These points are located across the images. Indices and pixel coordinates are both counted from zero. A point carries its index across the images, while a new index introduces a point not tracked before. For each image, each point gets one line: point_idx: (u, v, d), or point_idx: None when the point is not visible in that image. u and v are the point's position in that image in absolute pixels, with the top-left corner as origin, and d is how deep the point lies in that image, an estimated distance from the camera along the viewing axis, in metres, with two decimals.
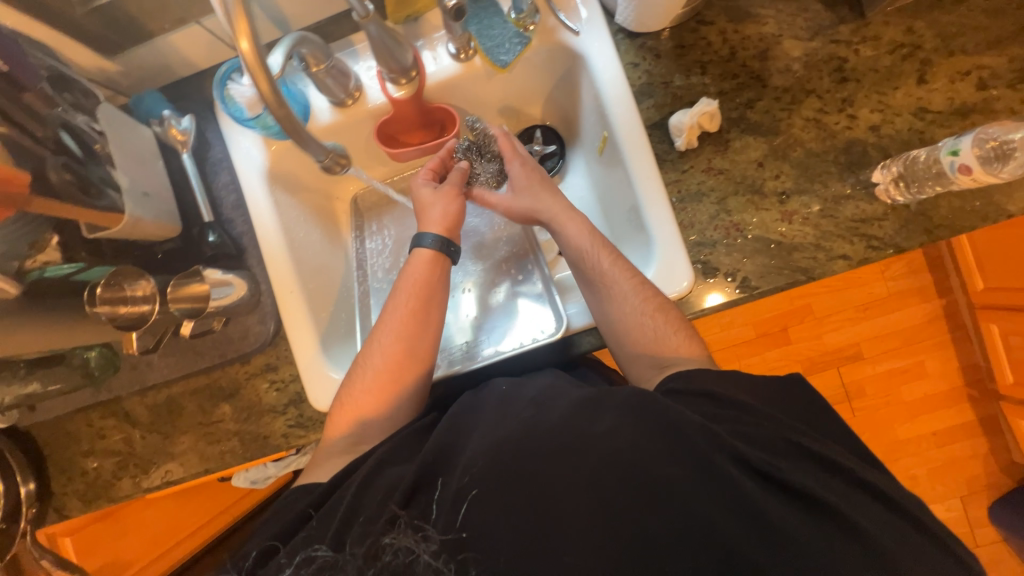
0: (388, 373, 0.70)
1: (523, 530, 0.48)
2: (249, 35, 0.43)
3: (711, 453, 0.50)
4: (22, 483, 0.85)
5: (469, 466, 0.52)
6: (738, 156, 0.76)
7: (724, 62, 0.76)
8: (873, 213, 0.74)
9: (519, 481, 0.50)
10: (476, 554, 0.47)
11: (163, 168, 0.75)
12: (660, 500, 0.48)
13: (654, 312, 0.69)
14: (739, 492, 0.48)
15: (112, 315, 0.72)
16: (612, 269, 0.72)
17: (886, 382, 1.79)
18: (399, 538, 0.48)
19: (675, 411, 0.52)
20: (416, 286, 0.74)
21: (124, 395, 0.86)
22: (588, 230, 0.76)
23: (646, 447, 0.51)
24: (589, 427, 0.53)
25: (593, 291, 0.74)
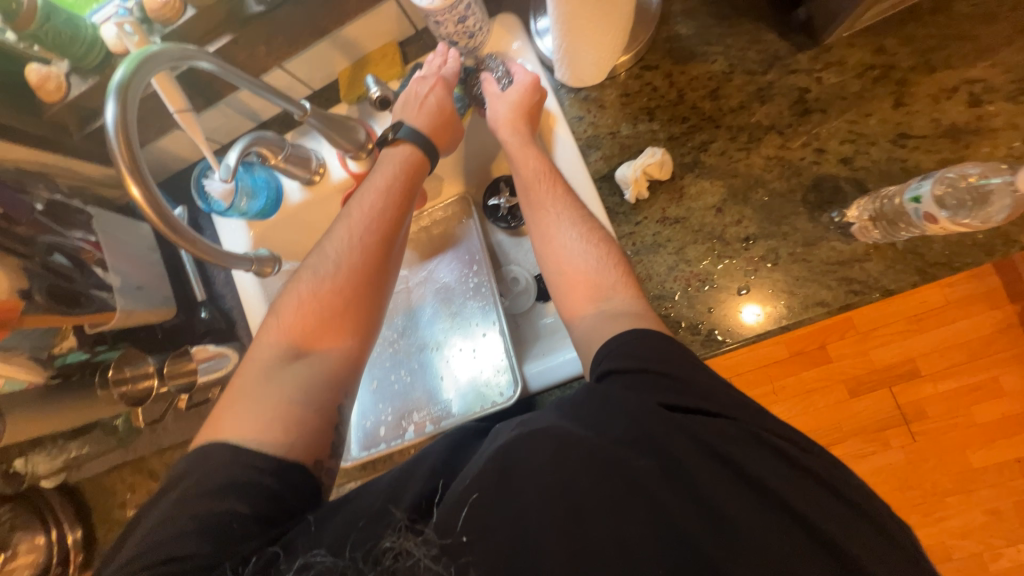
0: (323, 315, 0.65)
1: (527, 532, 0.42)
2: (137, 185, 0.46)
3: (684, 441, 0.45)
4: (71, 532, 0.97)
5: (463, 487, 0.46)
6: (694, 203, 0.72)
7: (672, 106, 0.73)
8: (852, 254, 0.66)
9: (512, 489, 0.44)
10: (479, 559, 0.42)
11: (159, 259, 0.85)
12: (645, 488, 0.43)
13: (596, 245, 0.64)
14: (722, 481, 0.44)
15: (122, 393, 0.82)
16: (556, 195, 0.67)
17: (953, 402, 1.31)
18: (400, 541, 0.43)
19: (643, 403, 0.48)
20: (378, 219, 0.70)
21: (146, 455, 0.97)
22: (545, 169, 0.70)
23: (636, 446, 0.45)
24: (569, 427, 0.48)
25: (533, 215, 0.68)
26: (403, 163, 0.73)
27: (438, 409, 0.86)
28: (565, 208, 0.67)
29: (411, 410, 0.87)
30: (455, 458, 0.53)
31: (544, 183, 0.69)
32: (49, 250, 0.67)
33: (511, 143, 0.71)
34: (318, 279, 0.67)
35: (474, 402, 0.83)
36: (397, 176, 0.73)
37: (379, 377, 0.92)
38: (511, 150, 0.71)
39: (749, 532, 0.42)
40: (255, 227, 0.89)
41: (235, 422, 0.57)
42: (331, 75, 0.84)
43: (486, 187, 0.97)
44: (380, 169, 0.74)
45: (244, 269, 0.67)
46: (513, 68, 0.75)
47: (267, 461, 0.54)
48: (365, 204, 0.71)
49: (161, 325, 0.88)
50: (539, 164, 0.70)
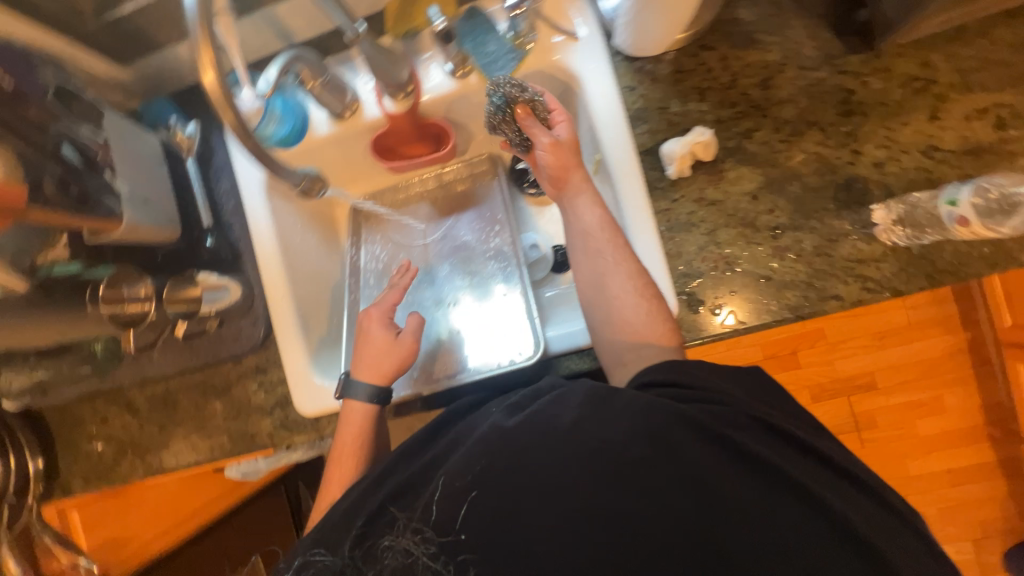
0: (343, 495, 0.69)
1: (514, 516, 0.48)
2: (212, 67, 0.47)
3: (676, 428, 0.49)
4: (31, 460, 0.91)
5: (450, 475, 0.52)
6: (732, 187, 0.74)
7: (723, 89, 0.74)
8: (871, 254, 0.70)
9: (506, 472, 0.49)
10: (477, 555, 0.48)
11: (166, 174, 0.79)
12: (629, 472, 0.47)
13: (649, 300, 0.67)
14: (710, 455, 0.48)
15: (112, 312, 0.77)
16: (617, 248, 0.69)
17: (894, 415, 1.66)
18: (398, 541, 0.52)
19: (633, 396, 0.51)
20: (359, 421, 0.74)
21: (125, 386, 0.91)
22: (602, 213, 0.70)
23: (616, 426, 0.49)
24: (583, 416, 0.50)
25: (591, 264, 0.69)
26: (383, 346, 0.76)
27: (447, 365, 0.85)
28: (625, 261, 0.68)
29: (419, 363, 0.86)
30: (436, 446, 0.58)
31: (605, 231, 0.70)
32: (57, 139, 0.62)
33: (580, 189, 0.72)
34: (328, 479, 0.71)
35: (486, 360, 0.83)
36: (357, 423, 0.73)
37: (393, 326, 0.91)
38: (578, 196, 0.72)
39: (739, 498, 0.46)
40: (274, 155, 0.85)
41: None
42: (378, 4, 0.80)
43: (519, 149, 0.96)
44: (342, 425, 0.74)
45: (294, 185, 0.67)
46: (554, 113, 0.74)
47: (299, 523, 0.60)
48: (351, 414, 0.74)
49: (161, 248, 0.82)
50: (604, 214, 0.70)
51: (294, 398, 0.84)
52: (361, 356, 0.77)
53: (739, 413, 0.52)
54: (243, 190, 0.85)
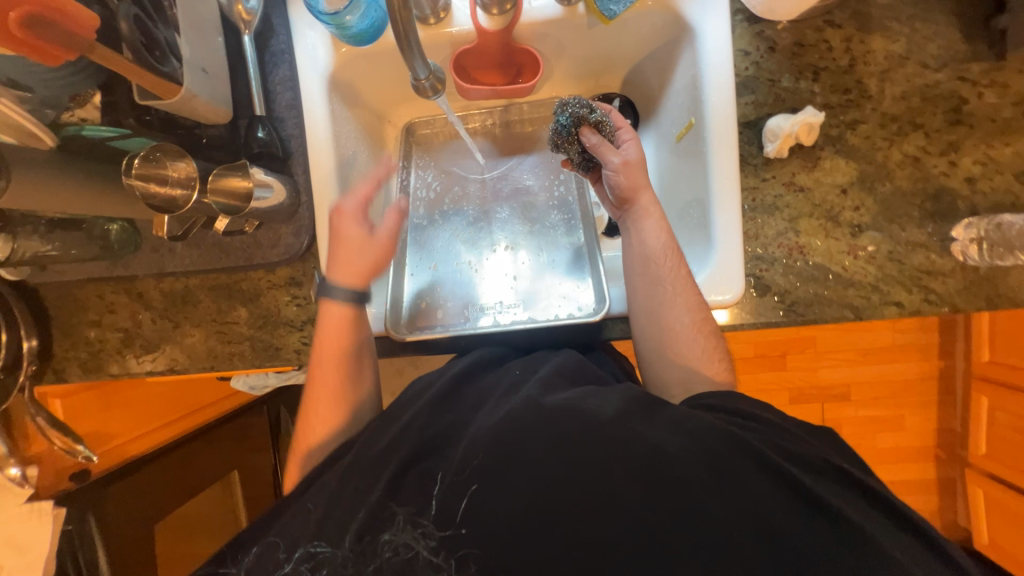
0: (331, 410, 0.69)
1: (526, 497, 0.50)
2: None
3: (714, 441, 0.51)
4: (25, 339, 0.83)
5: (472, 438, 0.54)
6: (824, 177, 0.72)
7: (839, 73, 0.71)
8: (940, 267, 0.71)
9: (524, 436, 0.52)
10: (478, 551, 0.49)
11: (221, 46, 0.69)
12: (661, 475, 0.49)
13: (705, 337, 0.67)
14: (737, 463, 0.50)
15: (145, 192, 0.67)
16: (678, 277, 0.69)
17: (863, 428, 1.70)
18: (399, 536, 0.51)
19: (679, 411, 0.54)
20: (335, 326, 0.70)
21: (140, 276, 0.84)
22: (668, 237, 0.70)
23: (660, 432, 0.52)
24: (637, 428, 0.52)
25: (649, 291, 0.69)
26: (347, 277, 0.71)
27: (493, 307, 0.82)
28: (684, 293, 0.68)
29: (464, 302, 0.83)
30: (437, 427, 0.57)
31: (669, 258, 0.69)
32: None
33: (649, 212, 0.71)
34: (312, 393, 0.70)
35: (535, 308, 0.81)
36: (334, 333, 0.70)
37: (439, 260, 0.86)
38: (644, 218, 0.71)
39: (766, 508, 0.48)
40: (345, 49, 0.76)
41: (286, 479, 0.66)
42: None
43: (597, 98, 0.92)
44: (319, 330, 0.70)
45: (419, 78, 0.61)
46: (620, 132, 0.74)
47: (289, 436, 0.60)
48: (333, 333, 0.70)
49: (205, 130, 0.74)
50: (669, 239, 0.69)
51: None
52: (337, 255, 0.71)
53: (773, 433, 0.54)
54: (303, 82, 0.76)
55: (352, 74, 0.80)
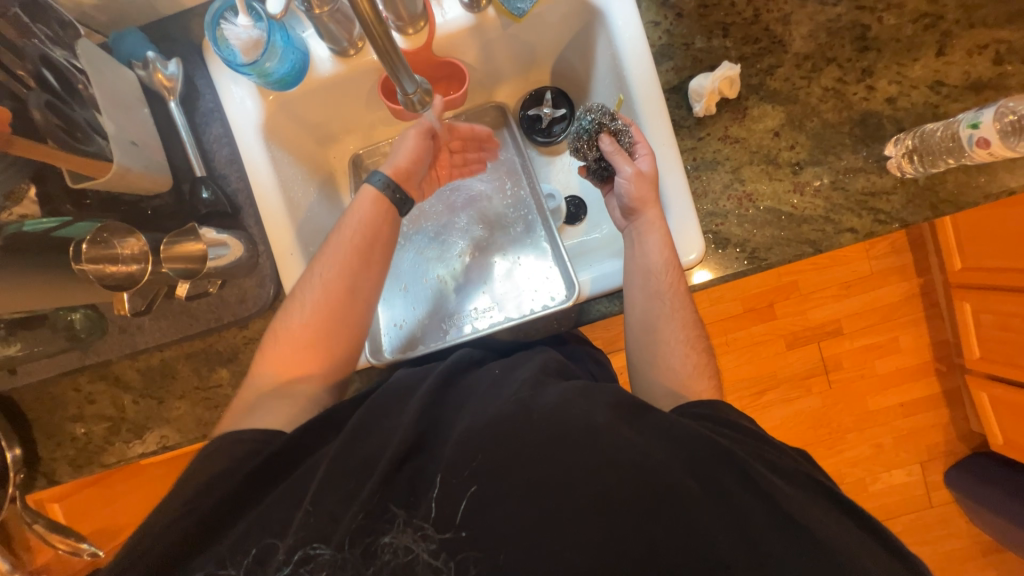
0: (313, 337, 0.67)
1: (522, 490, 0.48)
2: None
3: (697, 445, 0.51)
4: (7, 447, 0.82)
5: (463, 439, 0.52)
6: (756, 125, 0.75)
7: (747, 25, 0.74)
8: (882, 186, 0.74)
9: (520, 435, 0.51)
10: (479, 554, 0.47)
11: (148, 115, 0.70)
12: (650, 471, 0.49)
13: (697, 354, 0.68)
14: (714, 461, 0.50)
15: (98, 274, 0.67)
16: (675, 292, 0.70)
17: (862, 356, 1.73)
18: (399, 537, 0.48)
19: (665, 416, 0.54)
20: (362, 227, 0.71)
21: (113, 359, 0.82)
22: (670, 253, 0.70)
23: (652, 437, 0.52)
24: (635, 434, 0.51)
25: (648, 303, 0.69)
26: (373, 206, 0.72)
27: (470, 315, 0.83)
28: (680, 305, 0.70)
29: (443, 316, 0.84)
30: (427, 423, 0.55)
31: (671, 274, 0.70)
32: (35, 61, 0.57)
33: (654, 225, 0.70)
34: (296, 311, 0.68)
35: (510, 308, 0.82)
36: (365, 215, 0.72)
37: (409, 281, 0.87)
38: (650, 232, 0.70)
39: (744, 484, 0.49)
40: (271, 96, 0.77)
41: (233, 421, 0.62)
42: None
43: (528, 95, 0.94)
44: (354, 212, 0.72)
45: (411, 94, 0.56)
46: (638, 145, 0.72)
47: (262, 431, 0.58)
48: (336, 256, 0.69)
49: (149, 201, 0.74)
50: (672, 255, 0.69)
51: None
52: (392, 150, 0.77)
53: (745, 439, 0.56)
54: (237, 135, 0.77)
55: (285, 118, 0.80)
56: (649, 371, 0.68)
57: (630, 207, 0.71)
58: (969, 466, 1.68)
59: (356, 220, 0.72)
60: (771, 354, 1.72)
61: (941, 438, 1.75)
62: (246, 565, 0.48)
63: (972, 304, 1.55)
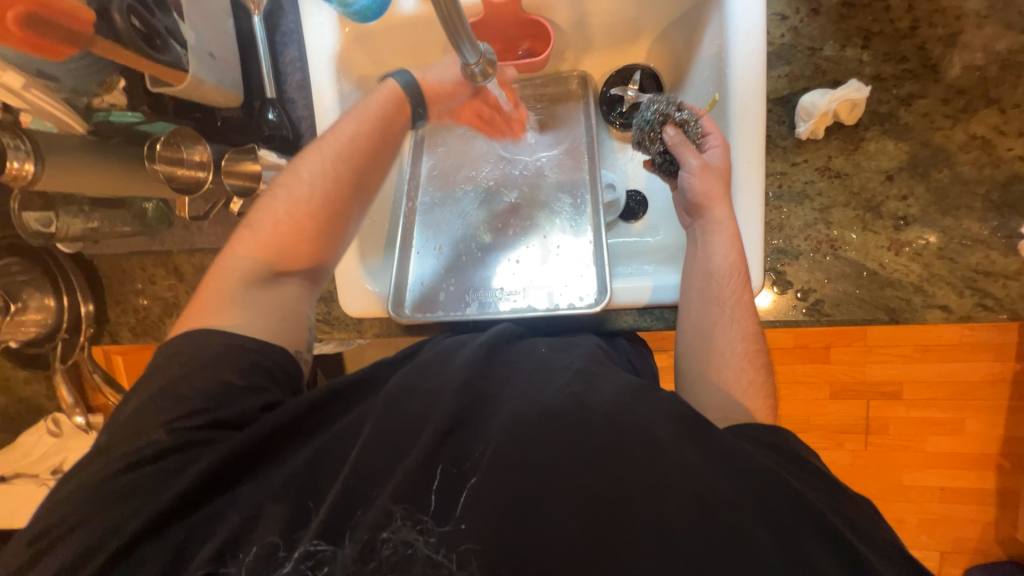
0: (295, 228, 0.65)
1: (560, 498, 0.46)
2: None
3: (768, 479, 0.45)
4: (83, 303, 0.94)
5: (506, 426, 0.51)
6: (867, 161, 0.64)
7: (897, 38, 0.61)
8: (1002, 267, 0.62)
9: (562, 436, 0.49)
10: (482, 549, 0.45)
11: (231, 28, 0.71)
12: (709, 498, 0.44)
13: (755, 370, 0.60)
14: (782, 508, 0.44)
15: (168, 175, 0.71)
16: (738, 302, 0.63)
17: (915, 428, 1.54)
18: (399, 532, 0.46)
19: (727, 439, 0.48)
20: (369, 119, 0.69)
21: (174, 250, 0.91)
22: (737, 256, 0.63)
23: (719, 472, 0.46)
24: (691, 457, 0.47)
25: (704, 309, 0.63)
26: (386, 100, 0.71)
27: (494, 292, 0.81)
28: (744, 312, 0.62)
29: (468, 287, 0.82)
30: (472, 394, 0.55)
31: (736, 281, 0.62)
32: None
33: (721, 225, 0.63)
34: (281, 198, 0.66)
35: (532, 296, 0.80)
36: (375, 107, 0.70)
37: (444, 241, 0.86)
38: (715, 231, 0.63)
39: (807, 551, 0.42)
40: (349, 28, 0.75)
41: (203, 313, 0.60)
42: None
43: (614, 71, 0.85)
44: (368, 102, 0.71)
45: (470, 62, 0.55)
46: (708, 138, 0.65)
47: (259, 340, 0.58)
48: (337, 151, 0.68)
49: (221, 113, 0.77)
50: (739, 260, 0.62)
51: (339, 297, 0.84)
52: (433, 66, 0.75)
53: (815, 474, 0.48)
54: (310, 63, 0.76)
55: (360, 52, 0.78)
56: (702, 380, 0.61)
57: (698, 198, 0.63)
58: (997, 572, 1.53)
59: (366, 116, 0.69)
60: (810, 400, 1.57)
61: (975, 534, 1.59)
62: (247, 564, 0.46)
63: None
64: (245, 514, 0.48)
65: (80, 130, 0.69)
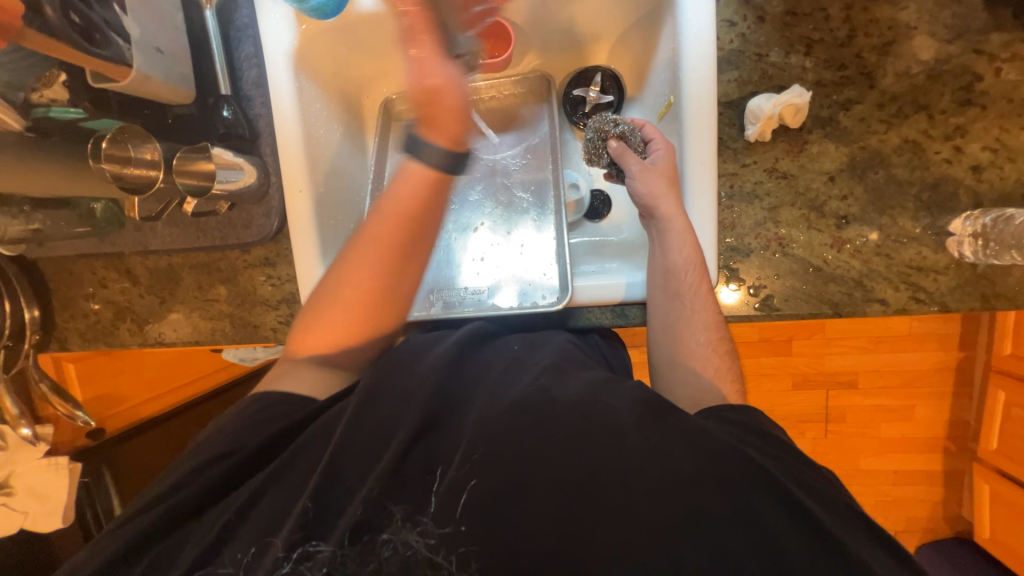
0: (348, 322, 0.66)
1: (542, 494, 0.46)
2: None
3: (738, 459, 0.46)
4: (27, 309, 0.89)
5: (477, 424, 0.51)
6: (811, 163, 0.67)
7: (836, 46, 0.64)
8: (932, 263, 0.66)
9: (539, 427, 0.50)
10: (479, 547, 0.44)
11: (181, 24, 0.69)
12: (680, 479, 0.45)
13: (719, 356, 0.62)
14: (752, 482, 0.45)
15: (116, 175, 0.68)
16: (698, 295, 0.65)
17: (870, 415, 1.62)
18: (398, 534, 0.45)
19: (687, 419, 0.50)
20: (406, 203, 0.66)
21: (126, 253, 0.87)
22: (694, 250, 0.64)
23: (678, 450, 0.47)
24: (660, 444, 0.47)
25: (666, 307, 0.66)
26: (421, 183, 0.65)
27: (459, 293, 0.81)
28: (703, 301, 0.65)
29: (433, 289, 0.82)
30: (447, 393, 0.56)
31: (693, 274, 0.64)
32: None
33: (671, 222, 0.65)
34: (337, 294, 0.66)
35: (498, 295, 0.80)
36: (424, 192, 0.66)
37: None
38: (668, 229, 0.65)
39: (772, 528, 0.42)
40: (307, 25, 0.75)
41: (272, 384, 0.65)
42: None
43: (574, 74, 0.86)
44: (396, 188, 0.66)
45: None
46: (650, 144, 0.70)
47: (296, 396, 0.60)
48: (366, 245, 0.66)
49: (172, 110, 0.74)
50: (694, 253, 0.64)
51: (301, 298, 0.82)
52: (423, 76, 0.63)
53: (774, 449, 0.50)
54: (267, 61, 0.75)
55: (318, 50, 0.78)
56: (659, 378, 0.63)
57: (648, 204, 0.66)
58: (944, 548, 1.63)
59: (393, 201, 0.66)
60: (774, 391, 1.61)
61: (925, 514, 1.68)
62: (244, 565, 0.47)
63: (1006, 395, 1.43)
64: (233, 516, 0.50)
65: (16, 126, 0.65)
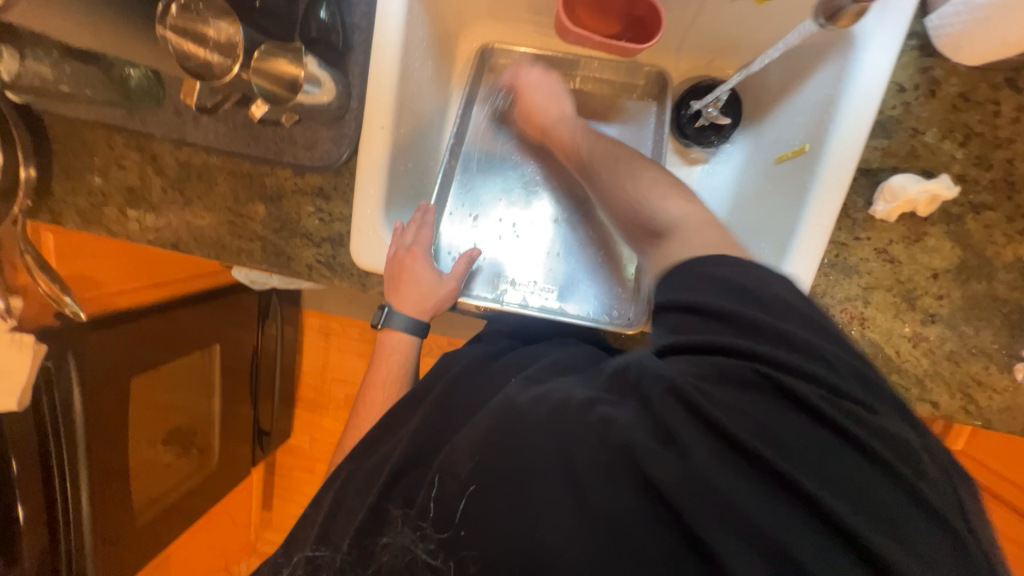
0: (402, 342, 0.70)
1: (511, 490, 0.42)
2: None
3: (731, 462, 0.39)
4: (23, 167, 0.76)
5: (466, 437, 0.48)
6: (921, 255, 0.65)
7: (992, 145, 0.62)
8: (994, 381, 0.67)
9: (496, 431, 0.46)
10: (478, 555, 0.41)
11: None
12: (668, 490, 0.39)
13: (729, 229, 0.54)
14: (760, 491, 0.38)
15: (178, 50, 0.59)
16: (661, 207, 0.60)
17: None
18: (399, 537, 0.46)
19: (637, 386, 0.44)
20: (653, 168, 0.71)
21: (156, 137, 0.76)
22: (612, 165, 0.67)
23: (620, 421, 0.43)
24: (609, 423, 0.43)
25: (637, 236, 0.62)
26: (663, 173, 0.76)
27: (524, 285, 0.78)
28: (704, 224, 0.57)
29: (496, 273, 0.78)
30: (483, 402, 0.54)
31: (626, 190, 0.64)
32: None
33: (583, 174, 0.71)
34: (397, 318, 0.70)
35: (566, 299, 0.77)
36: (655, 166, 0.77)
37: (481, 214, 0.82)
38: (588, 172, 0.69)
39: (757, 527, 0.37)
40: None
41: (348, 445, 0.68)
42: None
43: (684, 86, 0.84)
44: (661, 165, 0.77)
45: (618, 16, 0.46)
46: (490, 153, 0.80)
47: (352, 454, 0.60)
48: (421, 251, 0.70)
49: None
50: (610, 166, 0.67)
51: (349, 244, 0.73)
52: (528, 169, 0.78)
53: (795, 430, 0.39)
54: None
55: None
56: None
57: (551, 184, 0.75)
58: None
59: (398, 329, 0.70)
60: None
61: None
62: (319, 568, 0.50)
63: None
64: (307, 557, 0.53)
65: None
